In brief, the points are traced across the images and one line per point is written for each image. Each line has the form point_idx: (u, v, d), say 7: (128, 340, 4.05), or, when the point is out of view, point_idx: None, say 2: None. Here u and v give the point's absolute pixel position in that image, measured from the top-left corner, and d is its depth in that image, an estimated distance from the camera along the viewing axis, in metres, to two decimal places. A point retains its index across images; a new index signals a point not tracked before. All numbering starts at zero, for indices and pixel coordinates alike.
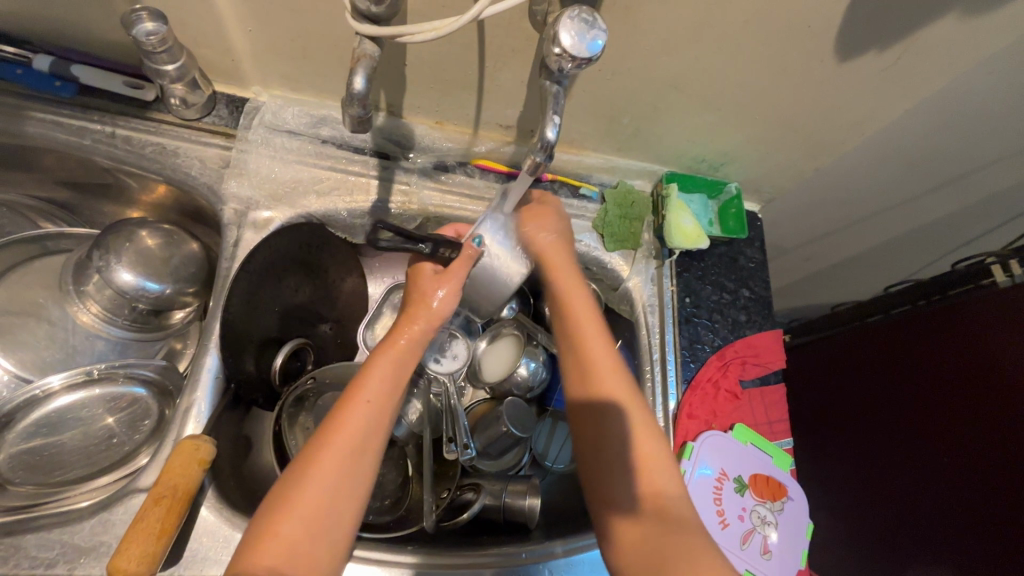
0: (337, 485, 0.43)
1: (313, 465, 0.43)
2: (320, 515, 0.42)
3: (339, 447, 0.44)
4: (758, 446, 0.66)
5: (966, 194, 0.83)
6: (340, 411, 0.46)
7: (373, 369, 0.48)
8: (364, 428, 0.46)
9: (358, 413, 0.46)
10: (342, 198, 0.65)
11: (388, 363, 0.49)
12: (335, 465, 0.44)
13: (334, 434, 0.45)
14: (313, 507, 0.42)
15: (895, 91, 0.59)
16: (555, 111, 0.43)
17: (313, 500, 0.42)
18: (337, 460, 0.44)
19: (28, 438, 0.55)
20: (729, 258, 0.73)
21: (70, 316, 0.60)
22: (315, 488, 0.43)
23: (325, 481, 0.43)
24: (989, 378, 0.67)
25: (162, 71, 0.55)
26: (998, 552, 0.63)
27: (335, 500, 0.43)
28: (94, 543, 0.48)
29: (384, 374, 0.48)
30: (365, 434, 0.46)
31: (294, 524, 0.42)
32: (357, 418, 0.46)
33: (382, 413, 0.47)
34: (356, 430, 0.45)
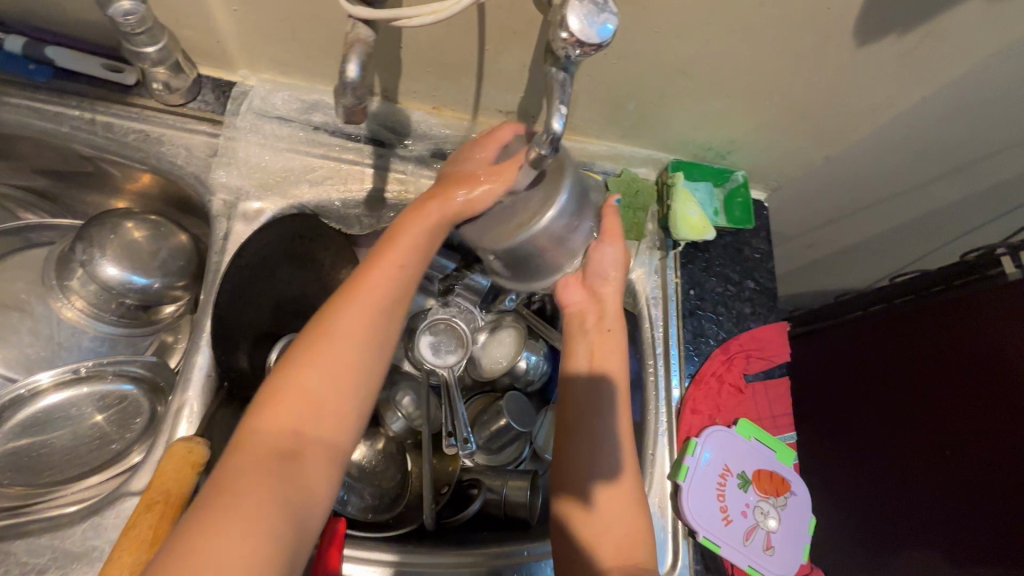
0: (358, 353, 0.42)
1: (335, 336, 0.42)
2: (340, 383, 0.41)
3: (368, 303, 0.44)
4: (762, 441, 0.65)
5: (973, 181, 0.81)
6: (368, 270, 0.45)
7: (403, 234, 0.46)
8: (379, 302, 0.44)
9: (373, 287, 0.44)
10: (336, 187, 0.62)
11: (416, 228, 0.46)
12: (352, 339, 0.42)
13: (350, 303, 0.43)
14: (330, 375, 0.41)
15: (913, 76, 0.56)
16: (561, 101, 0.40)
17: (330, 367, 0.41)
18: (355, 332, 0.43)
19: (16, 437, 0.54)
20: (735, 248, 0.72)
21: (54, 312, 0.58)
22: (335, 358, 0.41)
23: (346, 353, 0.42)
24: (988, 370, 0.67)
25: (142, 54, 0.51)
26: (990, 543, 0.64)
27: (359, 364, 0.42)
28: (87, 548, 0.46)
29: (415, 244, 0.46)
30: (391, 297, 0.45)
31: (313, 393, 0.40)
32: (377, 287, 0.44)
33: (410, 279, 0.46)
34: (379, 296, 0.44)
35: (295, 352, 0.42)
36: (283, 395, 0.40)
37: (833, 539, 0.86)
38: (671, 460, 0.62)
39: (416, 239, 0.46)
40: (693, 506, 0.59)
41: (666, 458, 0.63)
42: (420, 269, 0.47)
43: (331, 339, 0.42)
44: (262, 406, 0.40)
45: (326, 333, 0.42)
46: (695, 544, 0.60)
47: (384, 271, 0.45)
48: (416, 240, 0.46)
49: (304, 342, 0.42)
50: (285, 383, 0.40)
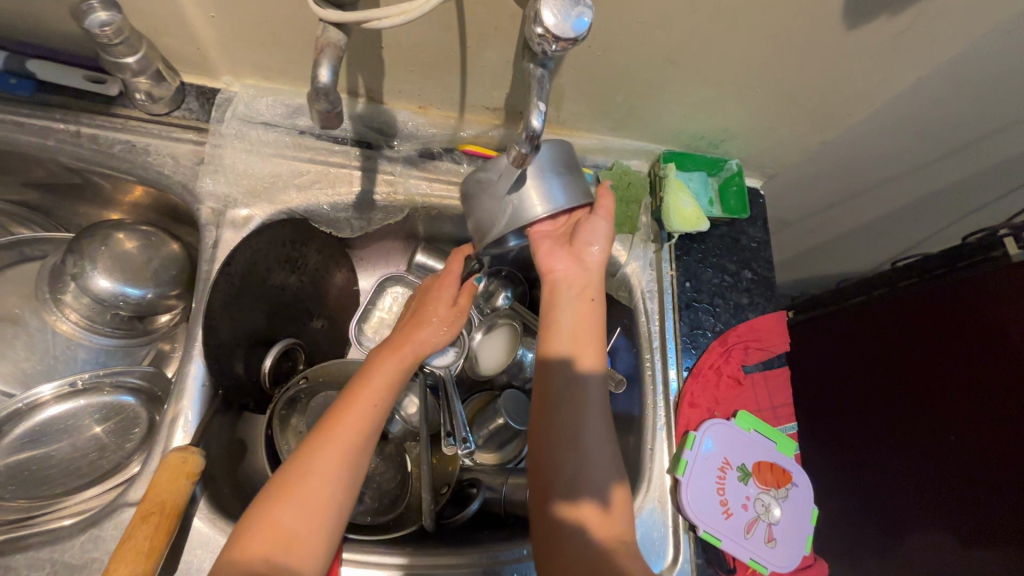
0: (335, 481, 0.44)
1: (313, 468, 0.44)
2: (318, 514, 0.43)
3: (345, 438, 0.46)
4: (762, 432, 0.64)
5: (976, 161, 0.79)
6: (345, 406, 0.48)
7: (379, 370, 0.51)
8: (360, 427, 0.47)
9: (360, 410, 0.48)
10: (324, 191, 0.62)
11: (392, 363, 0.51)
12: (334, 464, 0.45)
13: (334, 429, 0.46)
14: (314, 501, 0.43)
15: (907, 56, 0.55)
16: (540, 98, 0.40)
17: (309, 499, 0.43)
18: (337, 459, 0.45)
19: (14, 452, 0.54)
20: (731, 238, 0.71)
21: (49, 326, 0.58)
22: (316, 483, 0.44)
23: (328, 479, 0.44)
24: (995, 355, 0.66)
25: (122, 64, 0.51)
26: (1002, 529, 0.63)
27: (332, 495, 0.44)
28: (86, 560, 0.46)
29: (388, 379, 0.50)
30: (368, 429, 0.47)
31: (291, 529, 0.42)
32: (354, 424, 0.47)
33: (384, 411, 0.49)
34: (358, 429, 0.47)
35: (285, 471, 0.44)
36: (261, 529, 0.42)
37: (841, 527, 0.85)
38: (670, 455, 0.62)
39: (392, 376, 0.51)
40: (693, 501, 0.59)
41: (665, 452, 0.62)
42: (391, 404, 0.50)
43: (312, 467, 0.44)
44: (242, 531, 0.42)
45: (310, 460, 0.44)
46: (696, 539, 0.60)
47: (370, 391, 0.49)
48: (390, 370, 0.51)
49: (289, 468, 0.44)
50: (263, 518, 0.42)
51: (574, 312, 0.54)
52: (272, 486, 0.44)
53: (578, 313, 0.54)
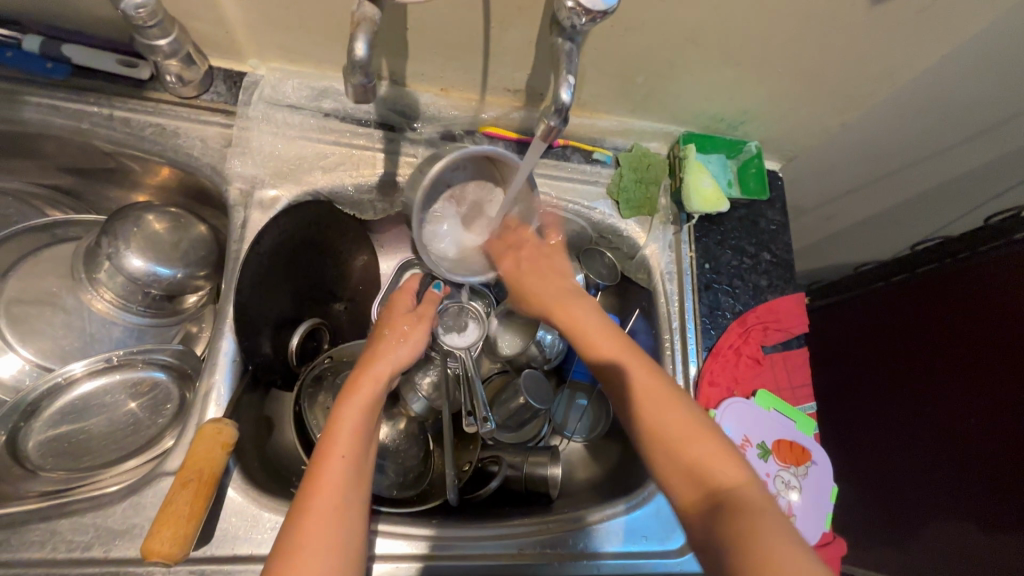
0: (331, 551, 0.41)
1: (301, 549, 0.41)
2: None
3: (323, 509, 0.43)
4: (782, 412, 0.64)
5: (1000, 145, 0.78)
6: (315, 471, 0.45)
7: (342, 422, 0.47)
8: (340, 488, 0.44)
9: (334, 470, 0.44)
10: (348, 173, 0.63)
11: (354, 411, 0.48)
12: (322, 535, 0.42)
13: (310, 505, 0.43)
14: None
15: (933, 33, 0.55)
16: (568, 70, 0.41)
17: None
18: (324, 530, 0.42)
19: (54, 425, 0.56)
20: (750, 220, 0.71)
21: (85, 304, 0.60)
22: (309, 551, 0.41)
23: (322, 549, 0.41)
24: (1008, 334, 0.66)
25: (154, 47, 0.52)
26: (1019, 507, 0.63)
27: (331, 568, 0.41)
28: (128, 525, 0.48)
29: (354, 429, 0.47)
30: (345, 486, 0.44)
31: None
32: (332, 487, 0.44)
33: (359, 462, 0.46)
34: (336, 492, 0.44)
35: (272, 558, 0.41)
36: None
37: (861, 512, 0.85)
38: None
39: (358, 426, 0.48)
40: None
41: None
42: (365, 455, 0.47)
43: (300, 547, 0.41)
44: None
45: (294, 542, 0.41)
46: None
47: (335, 449, 0.46)
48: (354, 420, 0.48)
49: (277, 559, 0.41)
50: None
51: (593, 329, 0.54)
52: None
53: (595, 327, 0.54)
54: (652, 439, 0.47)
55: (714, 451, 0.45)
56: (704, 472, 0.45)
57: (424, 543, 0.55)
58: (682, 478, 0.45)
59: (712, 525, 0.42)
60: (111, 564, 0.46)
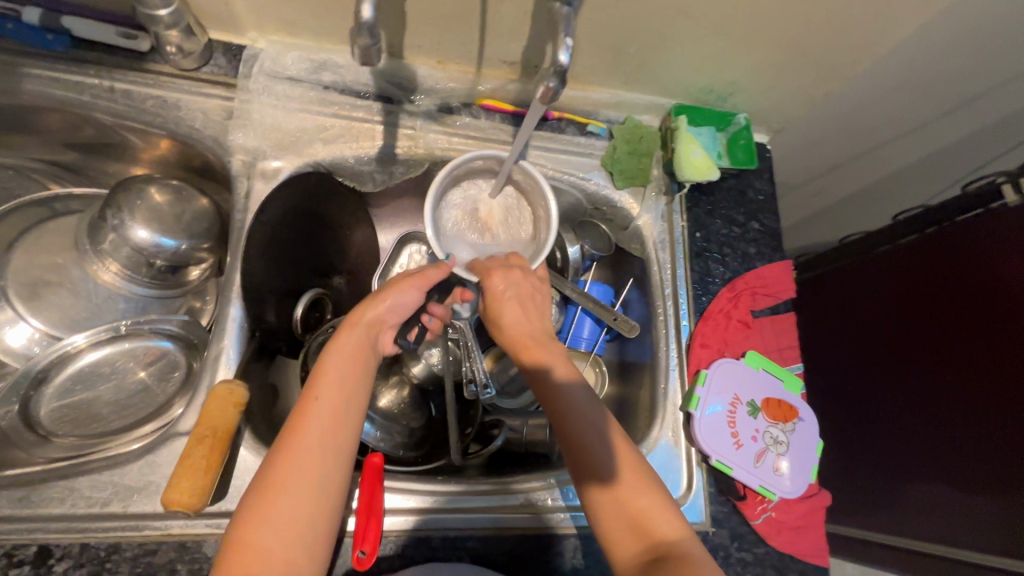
0: (303, 493, 0.42)
1: (276, 482, 0.41)
2: (290, 537, 0.40)
3: (301, 451, 0.43)
4: (770, 372, 0.67)
5: (978, 119, 0.81)
6: (297, 414, 0.45)
7: (328, 372, 0.47)
8: (320, 437, 0.44)
9: (316, 419, 0.44)
10: (348, 144, 0.64)
11: (339, 362, 0.47)
12: (298, 480, 0.42)
13: (292, 448, 0.43)
14: (286, 521, 0.40)
15: (911, 4, 0.57)
16: (567, 34, 0.42)
17: (281, 520, 0.40)
18: (301, 476, 0.42)
19: (65, 393, 0.57)
20: (739, 191, 0.74)
21: (91, 276, 0.61)
22: (286, 495, 0.41)
23: (299, 493, 0.41)
24: (991, 300, 0.69)
25: (156, 17, 0.52)
26: (1001, 466, 0.67)
27: (299, 512, 0.41)
28: (145, 482, 0.50)
29: (342, 377, 0.47)
30: (324, 436, 0.44)
31: (267, 553, 0.39)
32: (310, 432, 0.44)
33: (343, 413, 0.45)
34: (314, 437, 0.43)
35: (252, 494, 0.42)
36: (237, 557, 0.39)
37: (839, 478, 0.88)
38: (683, 393, 0.65)
39: (344, 372, 0.47)
40: (705, 433, 0.63)
41: (678, 391, 0.66)
42: (354, 404, 0.46)
43: (275, 491, 0.41)
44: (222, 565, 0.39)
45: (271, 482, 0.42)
46: (708, 469, 0.64)
47: (317, 397, 0.45)
48: (343, 374, 0.47)
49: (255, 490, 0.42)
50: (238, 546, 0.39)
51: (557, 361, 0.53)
52: (238, 515, 0.41)
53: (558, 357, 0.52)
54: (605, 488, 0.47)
55: (655, 503, 0.46)
56: (649, 522, 0.45)
57: (429, 498, 0.57)
58: (625, 532, 0.45)
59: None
60: (131, 518, 0.48)
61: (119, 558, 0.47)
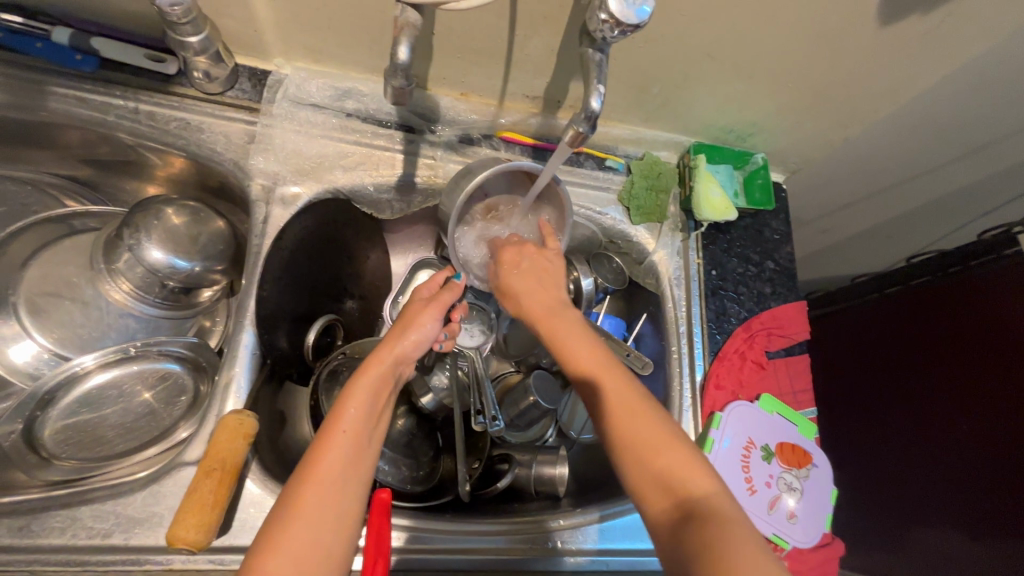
0: (325, 527, 0.40)
1: (297, 509, 0.40)
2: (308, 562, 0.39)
3: (322, 477, 0.41)
4: (785, 415, 0.66)
5: (991, 165, 0.81)
6: (320, 438, 0.43)
7: (352, 396, 0.46)
8: (343, 460, 0.42)
9: (338, 444, 0.43)
10: (368, 172, 0.64)
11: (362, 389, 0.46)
12: (320, 506, 0.40)
13: (313, 473, 0.41)
14: (302, 553, 0.39)
15: (935, 55, 0.57)
16: (599, 80, 0.43)
17: (298, 553, 0.39)
18: (323, 500, 0.41)
19: (70, 414, 0.56)
20: (755, 230, 0.73)
21: (103, 295, 0.60)
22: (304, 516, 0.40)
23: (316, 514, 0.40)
24: (1009, 349, 0.68)
25: (186, 43, 0.52)
26: (1011, 519, 0.65)
27: (319, 545, 0.40)
28: (148, 513, 0.48)
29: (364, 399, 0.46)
30: (346, 463, 0.43)
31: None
32: (334, 457, 0.42)
33: (364, 440, 0.44)
34: (337, 466, 0.42)
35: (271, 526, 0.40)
36: None
37: (852, 523, 0.86)
38: (696, 434, 0.65)
39: (368, 393, 0.46)
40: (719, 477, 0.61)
41: (691, 433, 0.65)
42: (375, 432, 0.46)
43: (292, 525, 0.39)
44: None
45: (291, 509, 0.40)
46: None
47: (342, 422, 0.44)
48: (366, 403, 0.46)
49: (276, 514, 0.40)
50: (252, 569, 0.38)
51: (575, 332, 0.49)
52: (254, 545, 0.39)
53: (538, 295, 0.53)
54: (629, 449, 0.43)
55: (684, 458, 0.42)
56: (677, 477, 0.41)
57: (440, 537, 0.56)
58: (652, 490, 0.42)
59: (681, 540, 0.39)
60: (132, 551, 0.47)
61: None
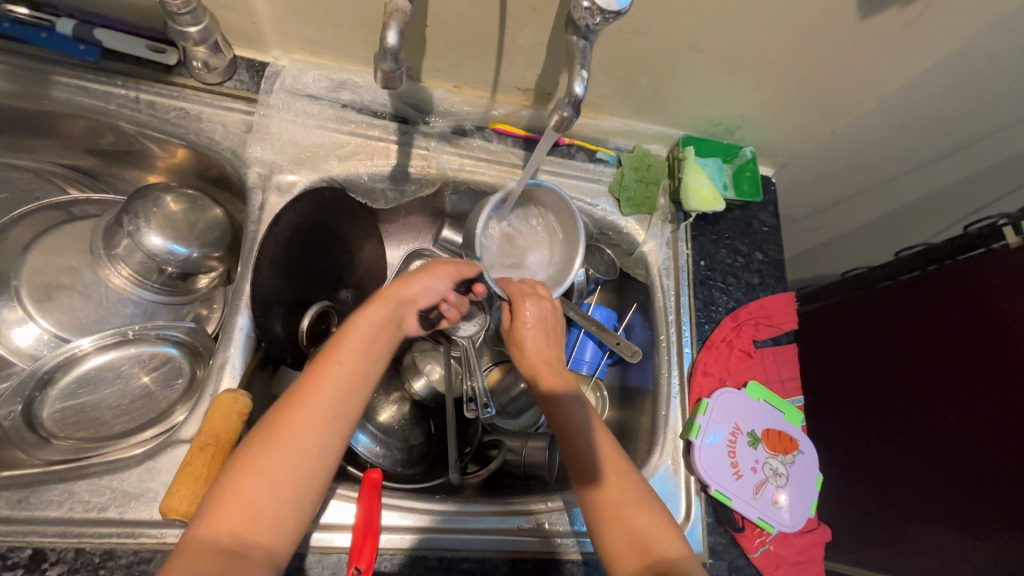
0: (305, 458, 0.43)
1: (279, 437, 0.43)
2: (283, 490, 0.42)
3: (309, 408, 0.44)
4: (771, 403, 0.68)
5: (978, 160, 0.82)
6: (311, 374, 0.46)
7: (348, 340, 0.48)
8: (331, 397, 0.45)
9: (331, 380, 0.46)
10: (363, 162, 0.65)
11: (358, 332, 0.49)
12: (304, 440, 0.43)
13: (301, 409, 0.44)
14: (277, 477, 0.42)
15: (915, 48, 0.59)
16: (582, 66, 0.45)
17: (274, 478, 0.42)
18: (306, 433, 0.44)
19: (69, 396, 0.57)
20: (743, 222, 0.75)
21: (102, 280, 0.62)
22: (257, 488, 0.41)
23: (271, 489, 0.42)
24: (999, 342, 0.68)
25: (185, 34, 0.54)
26: (1007, 514, 0.65)
27: (296, 472, 0.43)
28: (143, 489, 0.50)
29: (364, 348, 0.49)
30: (337, 402, 0.46)
31: (249, 518, 0.41)
32: (325, 394, 0.45)
33: (357, 384, 0.47)
34: (327, 403, 0.45)
35: (219, 490, 0.42)
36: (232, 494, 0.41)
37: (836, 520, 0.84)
38: (683, 420, 0.66)
39: (365, 339, 0.49)
40: (705, 462, 0.62)
41: (678, 419, 0.66)
42: (367, 380, 0.48)
43: (271, 472, 0.42)
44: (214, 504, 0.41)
45: (275, 440, 0.43)
46: (707, 499, 0.63)
47: (339, 359, 0.47)
48: (359, 348, 0.48)
49: (260, 436, 0.44)
50: (231, 481, 0.42)
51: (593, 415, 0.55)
52: (231, 463, 0.43)
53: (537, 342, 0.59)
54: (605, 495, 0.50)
55: (657, 522, 0.48)
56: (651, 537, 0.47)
57: (430, 517, 0.57)
58: (626, 545, 0.47)
59: None
60: (127, 525, 0.48)
61: (112, 565, 0.47)
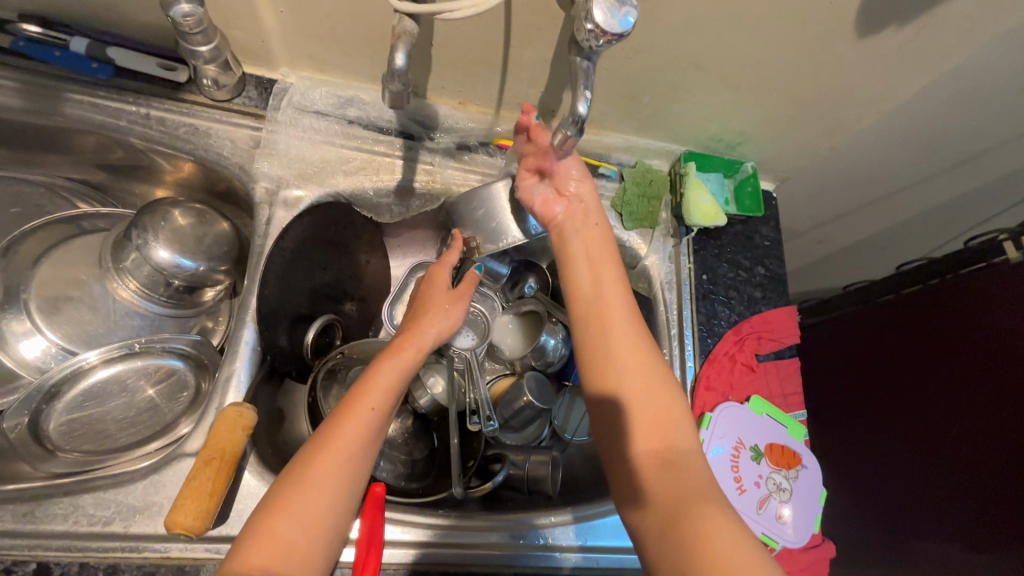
0: (337, 488, 0.46)
1: (313, 473, 0.46)
2: (315, 522, 0.45)
3: (340, 450, 0.47)
4: (774, 417, 0.68)
5: (977, 175, 0.83)
6: (342, 414, 0.49)
7: (375, 377, 0.52)
8: (360, 436, 0.48)
9: (359, 420, 0.49)
10: (369, 177, 0.66)
11: (385, 371, 0.52)
12: (334, 475, 0.46)
13: (331, 447, 0.47)
14: (310, 510, 0.45)
15: (913, 67, 0.60)
16: (586, 86, 0.45)
17: (307, 510, 0.44)
18: (337, 469, 0.46)
19: (74, 409, 0.57)
20: (744, 236, 0.75)
21: (110, 293, 0.62)
22: (290, 523, 0.44)
23: (302, 523, 0.44)
24: (997, 353, 0.68)
25: (196, 53, 0.55)
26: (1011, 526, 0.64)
27: (328, 502, 0.45)
28: (147, 502, 0.50)
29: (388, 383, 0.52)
30: (364, 438, 0.49)
31: (288, 547, 0.43)
32: (354, 429, 0.48)
33: (382, 420, 0.51)
34: (356, 438, 0.48)
35: (252, 528, 0.43)
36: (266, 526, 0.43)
37: (850, 537, 0.84)
38: None
39: (391, 377, 0.53)
40: None
41: None
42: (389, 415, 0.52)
43: (305, 506, 0.45)
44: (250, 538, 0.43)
45: (307, 477, 0.45)
46: None
47: (369, 401, 0.50)
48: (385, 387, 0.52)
49: (295, 470, 0.46)
50: (266, 516, 0.44)
51: (627, 343, 0.54)
52: (263, 505, 0.45)
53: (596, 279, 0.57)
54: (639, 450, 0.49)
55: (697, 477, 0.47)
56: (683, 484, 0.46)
57: (433, 532, 0.57)
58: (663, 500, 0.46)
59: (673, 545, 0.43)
60: (131, 539, 0.48)
61: None
